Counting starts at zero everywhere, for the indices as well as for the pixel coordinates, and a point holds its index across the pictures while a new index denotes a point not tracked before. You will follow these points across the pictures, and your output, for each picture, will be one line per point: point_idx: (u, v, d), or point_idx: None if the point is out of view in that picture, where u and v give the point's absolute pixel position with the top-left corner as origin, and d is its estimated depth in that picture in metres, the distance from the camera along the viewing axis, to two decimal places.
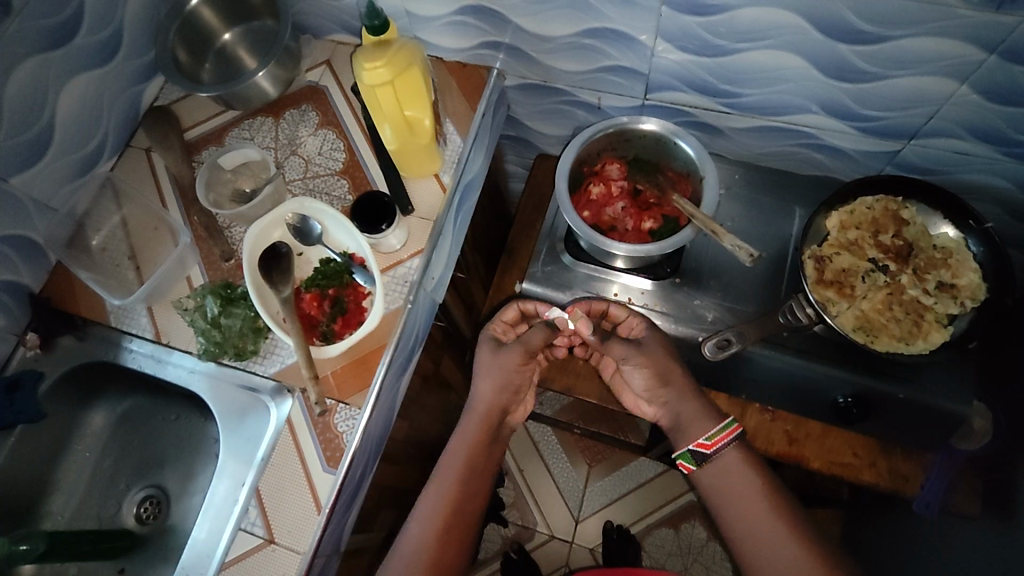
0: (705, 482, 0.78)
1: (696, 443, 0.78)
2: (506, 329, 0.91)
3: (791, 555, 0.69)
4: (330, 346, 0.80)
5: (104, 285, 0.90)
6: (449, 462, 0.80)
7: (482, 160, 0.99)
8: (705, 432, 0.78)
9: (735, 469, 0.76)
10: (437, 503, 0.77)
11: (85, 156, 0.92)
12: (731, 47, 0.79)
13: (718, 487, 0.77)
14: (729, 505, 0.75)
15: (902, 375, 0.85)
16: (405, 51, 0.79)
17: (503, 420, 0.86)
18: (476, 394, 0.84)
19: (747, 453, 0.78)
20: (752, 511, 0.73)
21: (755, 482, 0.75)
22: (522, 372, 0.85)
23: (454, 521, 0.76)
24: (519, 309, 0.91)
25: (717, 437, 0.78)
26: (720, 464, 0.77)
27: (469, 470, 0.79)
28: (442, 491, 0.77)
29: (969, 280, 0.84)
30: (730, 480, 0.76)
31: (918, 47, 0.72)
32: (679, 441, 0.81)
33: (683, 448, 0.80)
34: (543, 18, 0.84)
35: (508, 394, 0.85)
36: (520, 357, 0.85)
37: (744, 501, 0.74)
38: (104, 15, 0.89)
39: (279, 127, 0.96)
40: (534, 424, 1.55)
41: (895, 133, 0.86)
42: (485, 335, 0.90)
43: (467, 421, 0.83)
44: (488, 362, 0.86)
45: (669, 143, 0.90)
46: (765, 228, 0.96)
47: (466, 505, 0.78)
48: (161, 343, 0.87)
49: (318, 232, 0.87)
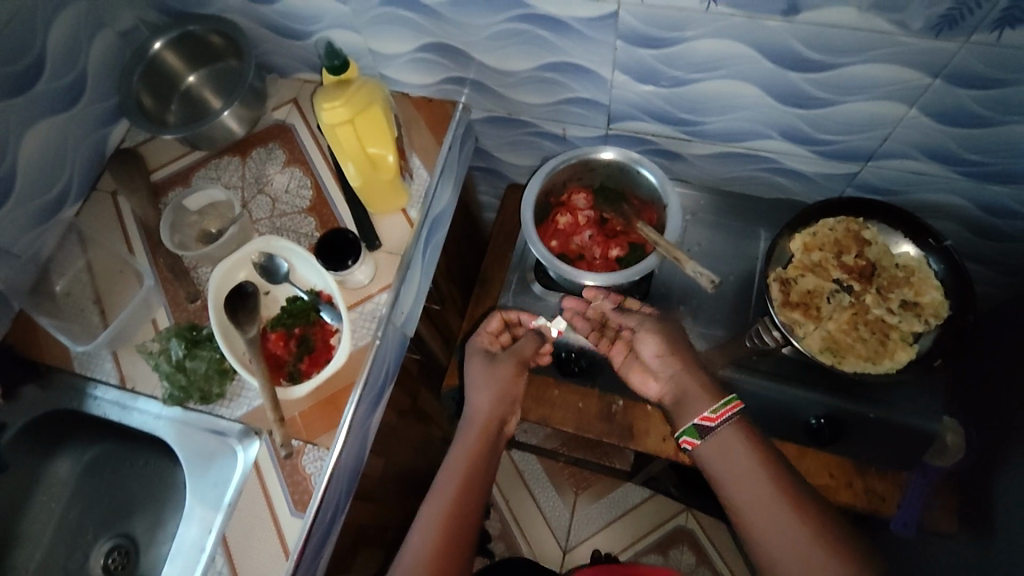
0: (708, 458, 0.72)
1: (701, 417, 0.73)
2: (493, 340, 0.91)
3: (801, 545, 0.64)
4: (297, 387, 0.79)
5: (68, 330, 0.88)
6: (449, 475, 0.78)
7: (451, 192, 1.00)
8: (709, 407, 0.73)
9: (739, 448, 0.71)
10: (431, 520, 0.74)
11: (49, 201, 0.92)
12: (687, 78, 0.81)
13: (721, 465, 0.71)
14: (735, 485, 0.69)
15: (869, 393, 0.86)
16: (365, 90, 0.80)
17: (501, 433, 0.85)
18: (474, 405, 0.84)
19: (751, 431, 0.72)
20: (761, 493, 0.67)
21: (762, 462, 0.69)
22: (518, 382, 0.87)
23: (451, 540, 0.72)
24: (502, 318, 0.91)
25: (722, 410, 0.73)
26: (723, 439, 0.72)
27: (467, 485, 0.77)
28: (439, 505, 0.75)
29: (931, 298, 0.85)
30: (733, 459, 0.70)
31: (866, 73, 0.74)
32: (680, 420, 0.76)
33: (689, 424, 0.74)
34: (503, 54, 0.85)
35: (506, 403, 0.85)
36: (512, 367, 0.87)
37: (751, 482, 0.68)
38: (66, 62, 0.89)
39: (245, 166, 0.96)
40: (519, 453, 1.54)
41: (852, 156, 0.88)
42: (472, 346, 0.90)
43: (465, 432, 0.83)
44: (481, 372, 0.87)
45: (633, 170, 0.91)
46: (732, 252, 0.96)
47: (465, 522, 0.74)
48: (126, 389, 0.85)
49: (284, 270, 0.87)
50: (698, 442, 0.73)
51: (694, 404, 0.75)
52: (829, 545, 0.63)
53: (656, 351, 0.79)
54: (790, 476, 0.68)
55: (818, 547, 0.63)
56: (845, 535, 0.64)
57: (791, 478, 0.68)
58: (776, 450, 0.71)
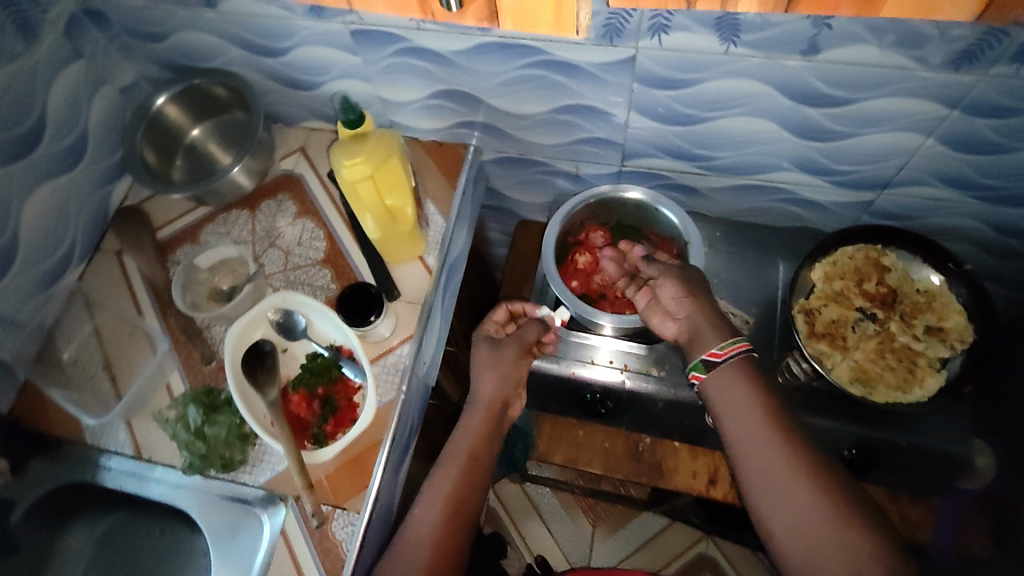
0: (711, 397, 0.70)
1: (708, 352, 0.70)
2: (498, 328, 0.89)
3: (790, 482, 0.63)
4: (323, 451, 0.77)
5: (78, 401, 0.85)
6: (456, 451, 0.78)
7: (465, 235, 0.98)
8: (718, 342, 0.70)
9: (738, 385, 0.68)
10: (436, 500, 0.74)
11: (53, 265, 0.89)
12: (702, 115, 0.81)
13: (721, 400, 0.69)
14: (735, 428, 0.67)
15: (902, 422, 0.85)
16: (383, 142, 0.77)
17: (506, 415, 0.84)
18: (479, 387, 0.83)
19: (754, 373, 0.69)
20: (760, 438, 0.66)
21: (763, 406, 0.67)
22: (521, 365, 0.85)
23: (454, 520, 0.73)
24: (508, 309, 0.89)
25: (732, 345, 0.70)
26: (724, 376, 0.69)
27: (472, 462, 0.77)
28: (446, 480, 0.75)
29: (955, 323, 0.86)
30: (730, 395, 0.68)
31: (884, 106, 0.74)
32: (690, 353, 0.73)
33: (696, 359, 0.72)
34: (517, 98, 0.85)
35: (509, 386, 0.83)
36: (516, 353, 0.85)
37: (746, 423, 0.67)
38: (67, 122, 0.87)
39: (255, 219, 0.94)
40: (533, 486, 1.51)
41: (868, 184, 0.88)
42: (476, 335, 0.88)
43: (470, 413, 0.82)
44: (484, 358, 0.85)
45: (653, 210, 0.92)
46: (752, 282, 0.96)
47: (466, 505, 0.74)
48: (142, 459, 0.82)
49: (302, 326, 0.85)
50: (704, 380, 0.71)
51: (703, 340, 0.72)
52: (823, 491, 0.62)
53: (674, 292, 0.75)
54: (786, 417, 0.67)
55: (812, 492, 0.62)
56: (840, 483, 0.63)
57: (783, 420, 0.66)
58: (779, 395, 0.69)
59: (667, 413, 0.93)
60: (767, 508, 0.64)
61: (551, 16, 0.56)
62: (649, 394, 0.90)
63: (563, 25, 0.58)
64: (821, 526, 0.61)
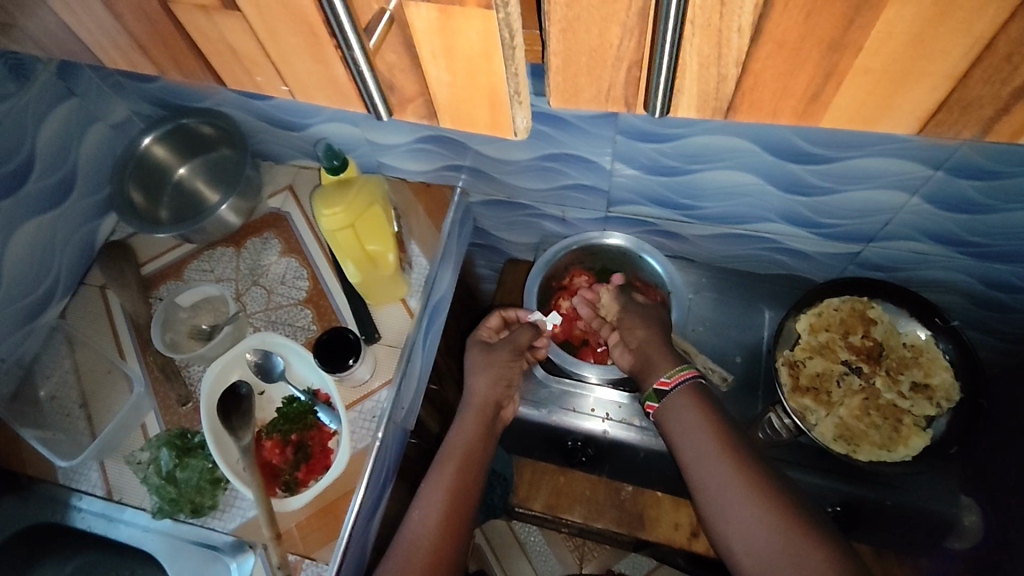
0: (668, 426, 0.75)
1: (658, 381, 0.77)
2: (491, 335, 0.93)
3: (736, 485, 0.67)
4: (293, 499, 0.77)
5: (49, 440, 0.84)
6: (450, 455, 0.79)
7: (451, 275, 0.98)
8: (666, 372, 0.78)
9: (691, 407, 0.74)
10: (434, 501, 0.75)
11: (34, 301, 0.88)
12: (686, 168, 0.80)
13: (676, 422, 0.74)
14: (685, 446, 0.72)
15: (885, 481, 0.83)
16: (366, 189, 0.81)
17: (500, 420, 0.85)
18: (472, 387, 0.85)
19: (703, 397, 0.75)
20: (705, 453, 0.70)
21: (712, 422, 0.72)
22: (515, 365, 0.87)
23: (451, 524, 0.73)
24: (502, 315, 0.93)
25: (676, 373, 0.77)
26: (678, 400, 0.75)
27: (465, 476, 0.77)
28: (441, 487, 0.76)
29: (941, 380, 0.84)
30: (683, 417, 0.74)
31: (871, 164, 0.72)
32: (645, 383, 0.80)
33: (649, 389, 0.78)
34: (503, 147, 0.85)
35: (502, 387, 0.85)
36: (509, 356, 0.87)
37: (696, 438, 0.72)
38: (57, 159, 0.88)
39: (240, 257, 0.94)
40: (518, 521, 1.43)
41: (854, 237, 0.87)
42: (472, 339, 0.91)
43: (462, 422, 0.83)
44: (479, 361, 0.88)
45: (636, 256, 0.95)
46: (736, 331, 0.95)
47: (462, 512, 0.75)
48: (112, 501, 0.81)
49: (280, 368, 0.85)
50: (658, 410, 0.76)
51: (657, 370, 0.79)
52: (766, 497, 0.66)
53: (637, 330, 0.84)
54: (733, 431, 0.72)
55: (755, 500, 0.66)
56: (786, 495, 0.67)
57: (730, 433, 0.72)
58: (725, 414, 0.74)
59: (648, 463, 0.91)
60: (717, 518, 0.68)
61: (487, 105, 0.51)
62: (631, 443, 0.88)
63: (498, 124, 0.53)
64: (765, 529, 0.65)
